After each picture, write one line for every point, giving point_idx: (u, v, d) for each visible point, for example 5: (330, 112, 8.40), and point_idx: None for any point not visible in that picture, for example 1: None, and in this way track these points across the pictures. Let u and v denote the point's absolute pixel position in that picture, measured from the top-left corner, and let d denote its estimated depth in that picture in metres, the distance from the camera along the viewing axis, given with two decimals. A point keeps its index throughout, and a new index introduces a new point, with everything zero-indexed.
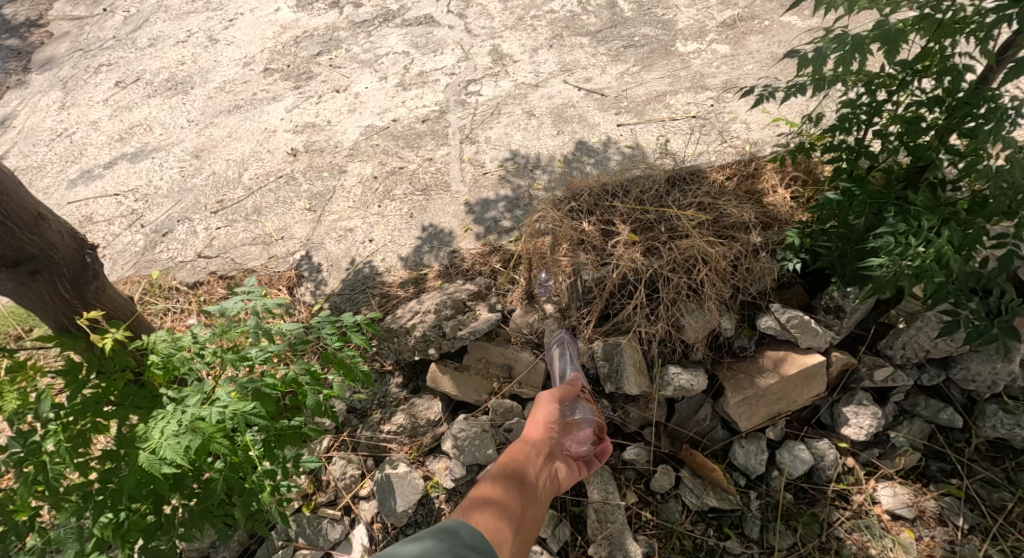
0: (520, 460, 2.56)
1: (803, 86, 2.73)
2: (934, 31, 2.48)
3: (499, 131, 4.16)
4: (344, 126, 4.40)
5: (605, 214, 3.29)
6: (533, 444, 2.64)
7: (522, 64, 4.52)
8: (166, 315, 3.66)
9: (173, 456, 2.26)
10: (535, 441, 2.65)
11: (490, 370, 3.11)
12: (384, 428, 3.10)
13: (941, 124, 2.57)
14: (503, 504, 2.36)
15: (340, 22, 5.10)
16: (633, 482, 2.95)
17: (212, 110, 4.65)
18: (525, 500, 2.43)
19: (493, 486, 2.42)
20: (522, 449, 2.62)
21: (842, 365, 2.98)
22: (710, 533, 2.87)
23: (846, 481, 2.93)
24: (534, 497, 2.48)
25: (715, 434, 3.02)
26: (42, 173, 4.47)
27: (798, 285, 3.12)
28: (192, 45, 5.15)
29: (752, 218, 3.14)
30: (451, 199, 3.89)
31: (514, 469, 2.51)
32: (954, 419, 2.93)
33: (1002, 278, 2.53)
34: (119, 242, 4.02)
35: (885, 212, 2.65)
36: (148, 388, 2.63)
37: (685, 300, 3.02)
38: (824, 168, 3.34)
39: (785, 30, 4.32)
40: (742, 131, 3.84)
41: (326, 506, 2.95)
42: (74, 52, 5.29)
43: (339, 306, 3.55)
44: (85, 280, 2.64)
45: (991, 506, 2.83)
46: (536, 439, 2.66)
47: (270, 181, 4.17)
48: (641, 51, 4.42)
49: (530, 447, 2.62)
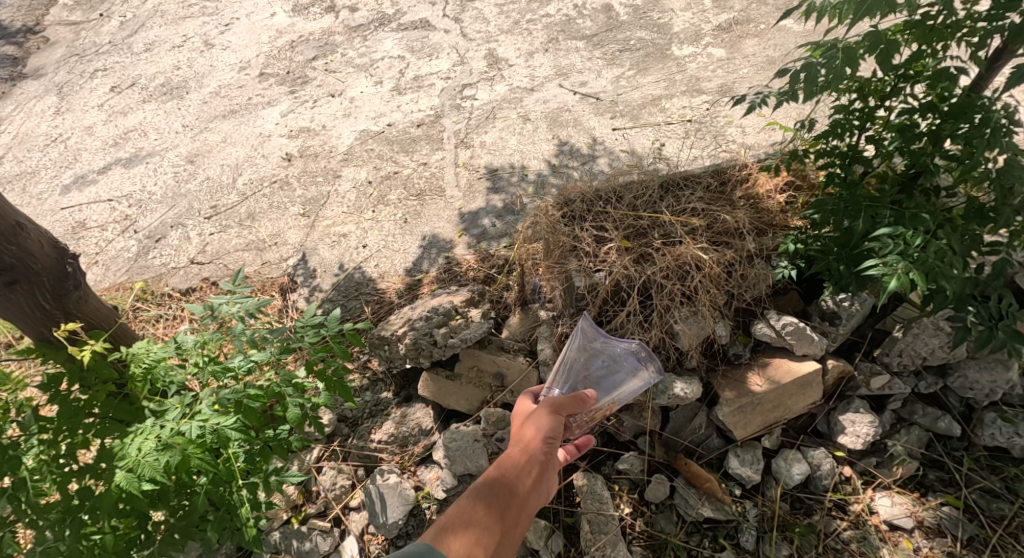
0: (506, 475, 2.39)
1: (795, 93, 2.69)
2: (925, 37, 2.46)
3: (494, 135, 4.13)
4: (339, 131, 4.38)
5: (598, 220, 3.27)
6: (520, 456, 2.47)
7: (517, 68, 4.49)
8: (158, 322, 3.64)
9: (149, 474, 2.27)
10: (522, 452, 2.48)
11: (483, 379, 3.07)
12: (375, 437, 3.08)
13: (935, 130, 2.55)
14: (482, 527, 2.20)
15: (336, 26, 5.07)
16: (627, 491, 2.92)
17: (207, 115, 4.63)
18: (506, 520, 2.27)
19: (482, 491, 2.33)
20: (508, 462, 2.45)
21: (838, 373, 2.95)
22: (705, 544, 2.83)
23: (843, 491, 2.89)
24: (518, 517, 2.32)
25: (711, 442, 2.98)
26: (36, 179, 4.45)
27: (794, 292, 3.09)
28: (187, 50, 5.13)
29: (746, 223, 3.11)
30: (445, 204, 3.86)
31: (498, 486, 2.35)
32: (952, 427, 2.90)
33: (1000, 283, 2.52)
34: (112, 248, 4.00)
35: (880, 218, 2.62)
36: (132, 400, 2.64)
37: (679, 307, 2.98)
38: (820, 173, 3.31)
39: (781, 34, 4.30)
40: (737, 135, 3.81)
41: (315, 518, 2.92)
42: (70, 57, 5.28)
43: (332, 313, 3.53)
44: (65, 291, 2.62)
45: (990, 517, 2.78)
46: (525, 449, 2.49)
47: (264, 187, 4.15)
48: (636, 55, 4.40)
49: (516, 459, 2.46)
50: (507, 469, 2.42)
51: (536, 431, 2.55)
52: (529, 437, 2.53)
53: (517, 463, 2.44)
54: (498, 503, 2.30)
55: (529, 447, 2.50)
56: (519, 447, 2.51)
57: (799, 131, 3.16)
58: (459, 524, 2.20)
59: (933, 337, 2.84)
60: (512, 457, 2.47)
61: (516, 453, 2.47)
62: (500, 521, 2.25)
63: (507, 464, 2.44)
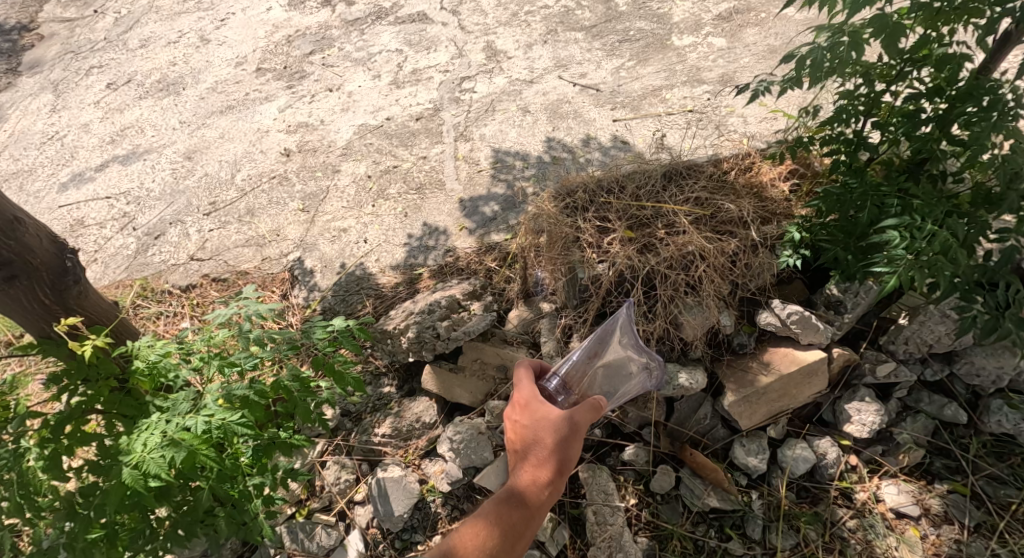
0: (526, 492, 2.40)
1: (799, 79, 2.67)
2: (932, 20, 2.44)
3: (494, 128, 4.11)
4: (337, 126, 4.35)
5: (600, 211, 3.25)
6: (544, 488, 2.41)
7: (516, 60, 4.47)
8: (159, 319, 3.61)
9: (154, 470, 2.23)
10: (546, 482, 2.41)
11: (487, 371, 3.05)
12: (378, 431, 3.06)
13: (942, 115, 2.54)
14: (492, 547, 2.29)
15: (333, 20, 5.05)
16: (632, 482, 2.91)
17: (205, 111, 4.60)
18: (518, 545, 2.33)
19: (503, 507, 2.37)
20: (529, 489, 2.41)
21: (844, 361, 2.94)
22: (711, 534, 2.82)
23: (849, 479, 2.88)
24: (530, 531, 2.37)
25: (715, 433, 2.97)
26: (33, 177, 4.42)
27: (798, 280, 3.08)
28: (183, 46, 5.10)
29: (750, 212, 3.08)
30: (445, 197, 3.84)
31: (515, 520, 2.35)
32: (959, 414, 2.88)
33: (1006, 270, 2.49)
34: (111, 245, 3.97)
35: (886, 204, 2.61)
36: (135, 395, 2.62)
37: (683, 298, 2.97)
38: (823, 160, 3.30)
39: (781, 23, 4.27)
40: (739, 124, 3.79)
41: (320, 512, 2.91)
42: (65, 54, 5.25)
43: (333, 307, 3.50)
44: (66, 286, 2.59)
45: (997, 504, 2.78)
46: (550, 482, 2.41)
47: (263, 182, 4.12)
48: (636, 45, 4.37)
49: (539, 484, 2.41)
50: (528, 501, 2.38)
51: (563, 458, 2.43)
52: (555, 464, 2.43)
53: (538, 496, 2.39)
54: (512, 533, 2.33)
55: (553, 479, 2.42)
56: (543, 472, 2.43)
57: (802, 119, 3.15)
58: (470, 542, 2.29)
59: (940, 324, 2.84)
60: (533, 485, 2.41)
61: (540, 484, 2.40)
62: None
63: (528, 494, 2.40)
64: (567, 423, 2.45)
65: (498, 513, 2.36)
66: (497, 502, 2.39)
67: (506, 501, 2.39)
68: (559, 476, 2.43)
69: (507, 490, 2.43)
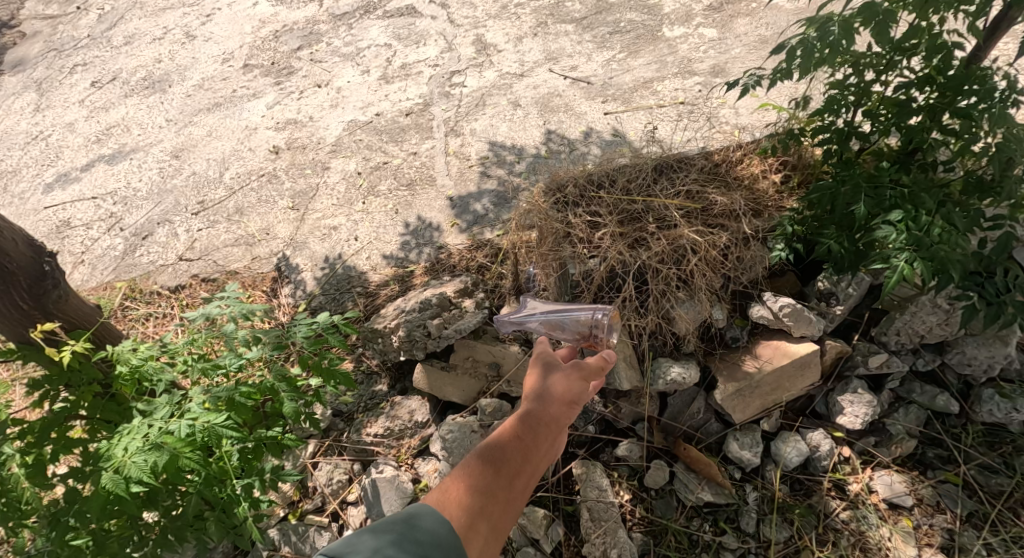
0: (523, 435, 2.09)
1: (789, 71, 2.63)
2: (921, 9, 2.43)
3: (484, 122, 4.08)
4: (326, 122, 4.31)
5: (591, 205, 3.24)
6: (541, 431, 2.12)
7: (506, 53, 4.43)
8: (148, 321, 3.58)
9: (135, 475, 2.21)
10: (544, 426, 2.14)
11: (478, 369, 3.03)
12: (371, 431, 3.04)
13: (932, 103, 2.53)
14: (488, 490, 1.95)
15: (320, 15, 5.00)
16: (626, 478, 2.89)
17: (191, 109, 4.56)
18: (512, 494, 1.99)
19: (495, 447, 2.04)
20: (526, 431, 2.11)
21: (836, 353, 2.93)
22: (706, 528, 2.81)
23: (842, 471, 2.87)
24: (525, 476, 2.03)
25: (709, 426, 2.97)
26: (17, 178, 4.38)
27: (790, 273, 3.06)
28: (168, 42, 5.05)
29: (741, 205, 3.08)
30: (436, 193, 3.81)
31: (512, 461, 2.02)
32: (950, 404, 2.89)
33: (1004, 256, 2.49)
34: (98, 246, 3.94)
35: (879, 196, 2.59)
36: (119, 400, 2.62)
37: (675, 292, 2.95)
38: (815, 152, 3.29)
39: (772, 13, 4.25)
40: (731, 116, 3.77)
41: (312, 513, 2.89)
42: (48, 52, 5.19)
43: (323, 306, 3.48)
44: (44, 290, 2.57)
45: (989, 493, 2.78)
46: (547, 425, 2.14)
47: (252, 181, 4.09)
48: (627, 37, 4.34)
49: (535, 426, 2.12)
50: (526, 445, 2.07)
51: (564, 401, 2.20)
52: (555, 408, 2.18)
53: (537, 441, 2.11)
54: (509, 477, 2.00)
55: (550, 424, 2.15)
56: (542, 415, 2.15)
57: (794, 110, 3.14)
58: (458, 487, 1.94)
59: (931, 315, 2.84)
60: (531, 427, 2.12)
61: (538, 426, 2.12)
62: (502, 510, 1.95)
63: (525, 436, 2.10)
64: (574, 374, 2.26)
65: (491, 453, 2.03)
66: (493, 441, 2.06)
67: (500, 441, 2.06)
68: (556, 423, 2.17)
69: (501, 431, 2.10)
